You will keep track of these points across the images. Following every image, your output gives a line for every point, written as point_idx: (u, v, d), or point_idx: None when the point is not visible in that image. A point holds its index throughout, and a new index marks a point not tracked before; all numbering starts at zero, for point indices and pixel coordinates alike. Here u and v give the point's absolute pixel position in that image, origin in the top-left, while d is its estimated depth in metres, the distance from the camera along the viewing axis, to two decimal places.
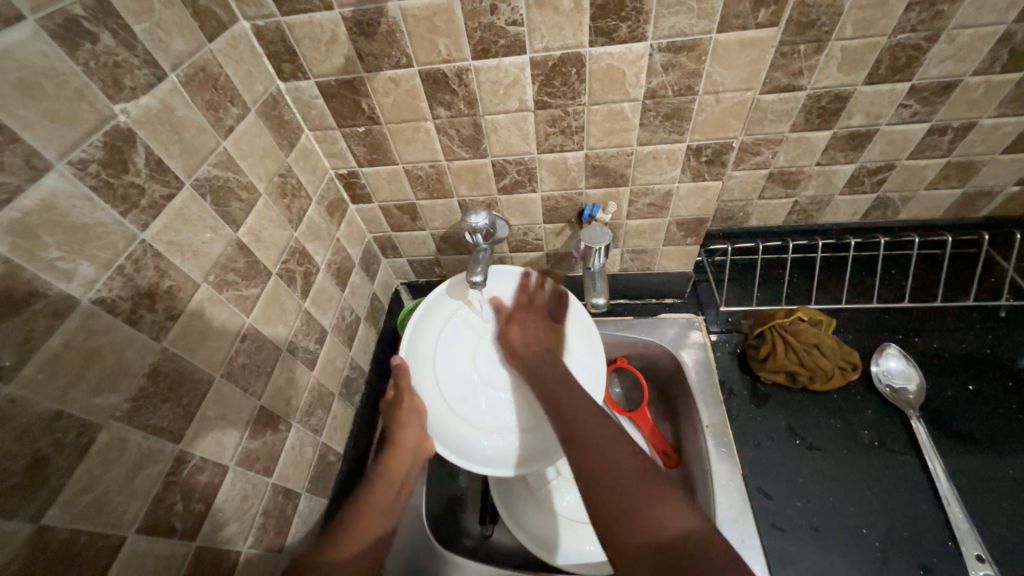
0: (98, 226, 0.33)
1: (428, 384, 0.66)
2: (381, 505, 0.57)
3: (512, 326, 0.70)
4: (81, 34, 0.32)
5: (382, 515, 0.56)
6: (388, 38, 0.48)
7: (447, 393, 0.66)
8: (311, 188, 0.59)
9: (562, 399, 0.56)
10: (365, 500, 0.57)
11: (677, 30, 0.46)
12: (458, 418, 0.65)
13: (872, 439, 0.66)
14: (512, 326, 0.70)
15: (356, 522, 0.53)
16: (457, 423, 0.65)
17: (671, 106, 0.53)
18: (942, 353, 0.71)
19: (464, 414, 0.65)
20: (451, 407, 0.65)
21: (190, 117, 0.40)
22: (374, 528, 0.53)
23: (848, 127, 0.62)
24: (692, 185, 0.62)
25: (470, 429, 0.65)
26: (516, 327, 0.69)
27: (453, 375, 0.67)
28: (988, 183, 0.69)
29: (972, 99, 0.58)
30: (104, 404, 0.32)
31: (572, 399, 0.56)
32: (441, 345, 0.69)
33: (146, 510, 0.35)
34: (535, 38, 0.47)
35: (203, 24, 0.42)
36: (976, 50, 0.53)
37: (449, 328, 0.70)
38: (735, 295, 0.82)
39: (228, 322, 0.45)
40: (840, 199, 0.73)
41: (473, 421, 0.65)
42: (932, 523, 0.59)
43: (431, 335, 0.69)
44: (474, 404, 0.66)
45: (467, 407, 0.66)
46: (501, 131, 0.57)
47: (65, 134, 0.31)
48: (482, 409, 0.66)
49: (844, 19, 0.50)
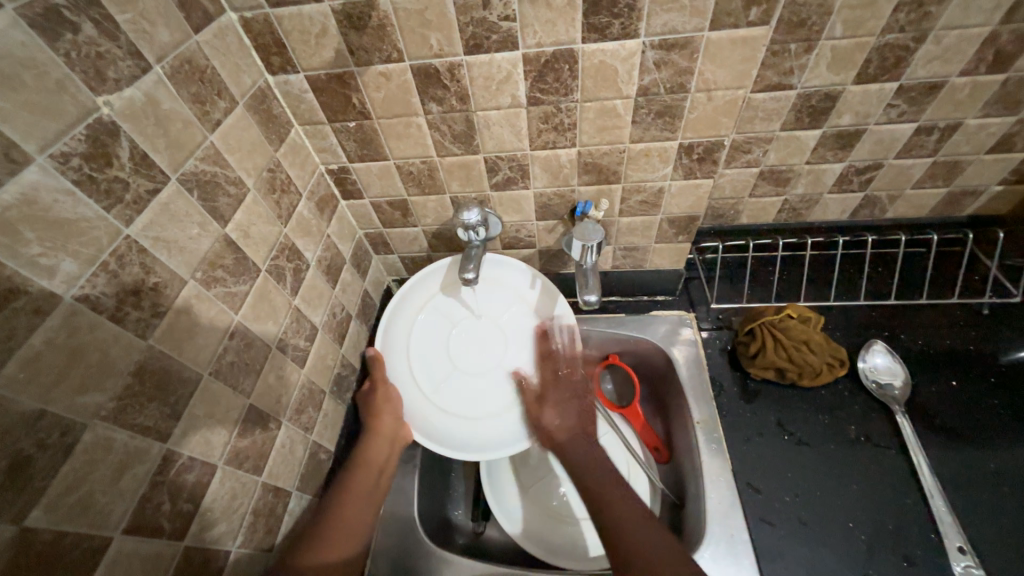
0: (81, 221, 0.32)
1: (405, 376, 0.66)
2: (361, 496, 0.57)
3: (545, 409, 0.64)
4: (62, 24, 0.31)
5: (363, 510, 0.56)
6: (379, 32, 0.47)
7: (422, 381, 0.66)
8: (301, 184, 0.58)
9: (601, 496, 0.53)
10: (344, 492, 0.56)
11: (669, 27, 0.46)
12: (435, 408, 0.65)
13: (859, 434, 0.67)
14: (546, 406, 0.64)
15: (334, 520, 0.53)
16: (437, 411, 0.65)
17: (663, 103, 0.53)
18: (927, 350, 0.73)
19: (443, 402, 0.65)
20: (425, 396, 0.65)
21: (176, 110, 0.40)
22: (354, 524, 0.54)
23: (837, 126, 0.62)
24: (683, 182, 0.63)
25: (447, 418, 0.64)
26: (546, 404, 0.64)
27: (429, 363, 0.67)
28: (973, 183, 0.70)
29: (958, 99, 0.59)
30: (89, 402, 0.32)
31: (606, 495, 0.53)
32: (415, 333, 0.68)
33: (133, 510, 0.35)
34: (528, 33, 0.47)
35: (190, 15, 0.41)
36: (962, 52, 0.54)
37: (423, 317, 0.70)
38: (725, 292, 0.83)
39: (216, 319, 0.44)
40: (829, 198, 0.74)
41: (449, 410, 0.65)
42: (916, 516, 0.60)
43: (405, 326, 0.69)
44: (453, 390, 0.66)
45: (446, 393, 0.65)
46: (494, 127, 0.57)
47: (46, 127, 0.30)
48: (456, 398, 0.65)
49: (835, 19, 0.50)
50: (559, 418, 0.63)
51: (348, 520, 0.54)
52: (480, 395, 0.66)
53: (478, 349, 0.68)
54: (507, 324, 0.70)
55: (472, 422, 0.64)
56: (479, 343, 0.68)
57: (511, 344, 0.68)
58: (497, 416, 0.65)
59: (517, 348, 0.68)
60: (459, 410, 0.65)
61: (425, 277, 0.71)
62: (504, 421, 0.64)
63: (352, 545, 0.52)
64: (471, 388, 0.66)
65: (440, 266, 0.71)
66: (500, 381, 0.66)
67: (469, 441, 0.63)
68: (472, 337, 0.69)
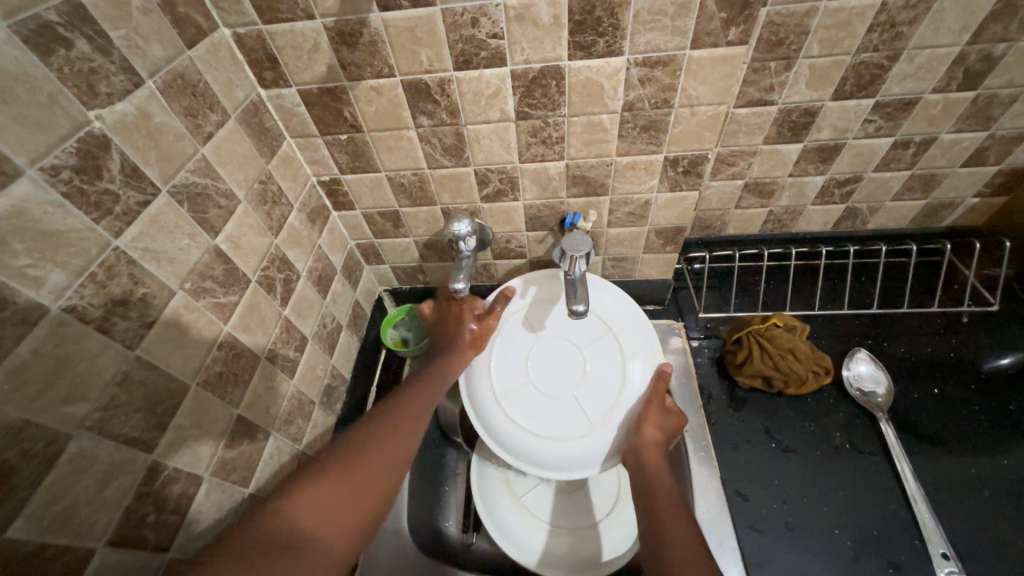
0: (70, 232, 0.32)
1: (482, 378, 0.68)
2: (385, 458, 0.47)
3: (647, 422, 0.61)
4: (56, 40, 0.31)
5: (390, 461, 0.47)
6: (370, 48, 0.48)
7: (496, 384, 0.67)
8: (293, 196, 0.59)
9: (662, 524, 0.49)
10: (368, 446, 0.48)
11: (652, 46, 0.48)
12: (502, 413, 0.65)
13: (844, 441, 0.68)
14: (647, 418, 0.61)
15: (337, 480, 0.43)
16: (500, 414, 0.65)
17: (648, 118, 0.54)
18: (910, 358, 0.74)
19: (509, 407, 0.66)
20: (495, 397, 0.66)
21: (167, 123, 0.40)
22: (387, 451, 0.48)
23: (817, 140, 0.64)
24: (669, 195, 0.64)
25: (507, 423, 0.65)
26: (650, 416, 0.61)
27: (506, 369, 0.68)
28: (950, 195, 0.72)
29: (932, 115, 0.61)
30: (73, 413, 0.32)
31: (667, 521, 0.49)
32: (501, 337, 0.70)
33: (117, 521, 0.35)
34: (516, 50, 0.48)
35: (183, 31, 0.42)
36: (934, 70, 0.56)
37: (513, 323, 0.71)
38: (713, 302, 0.84)
39: (204, 329, 0.44)
40: (812, 210, 0.76)
41: (512, 416, 0.65)
42: (900, 522, 0.61)
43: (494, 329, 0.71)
44: (520, 398, 0.66)
45: (514, 404, 0.66)
46: (483, 140, 0.58)
47: (37, 140, 0.30)
48: (522, 407, 0.65)
49: (811, 39, 0.52)
50: (655, 428, 0.60)
51: (390, 433, 0.50)
52: (546, 412, 0.65)
53: (555, 366, 0.68)
54: (590, 350, 0.68)
55: (528, 436, 0.64)
56: (560, 361, 0.68)
57: (589, 371, 0.67)
58: (555, 439, 0.63)
59: (593, 379, 0.66)
60: (521, 420, 0.65)
61: (519, 288, 0.73)
62: (561, 446, 0.63)
63: (389, 460, 0.47)
64: (539, 402, 0.65)
65: (522, 283, 0.73)
66: (568, 405, 0.65)
67: (522, 453, 0.64)
68: (552, 352, 0.69)
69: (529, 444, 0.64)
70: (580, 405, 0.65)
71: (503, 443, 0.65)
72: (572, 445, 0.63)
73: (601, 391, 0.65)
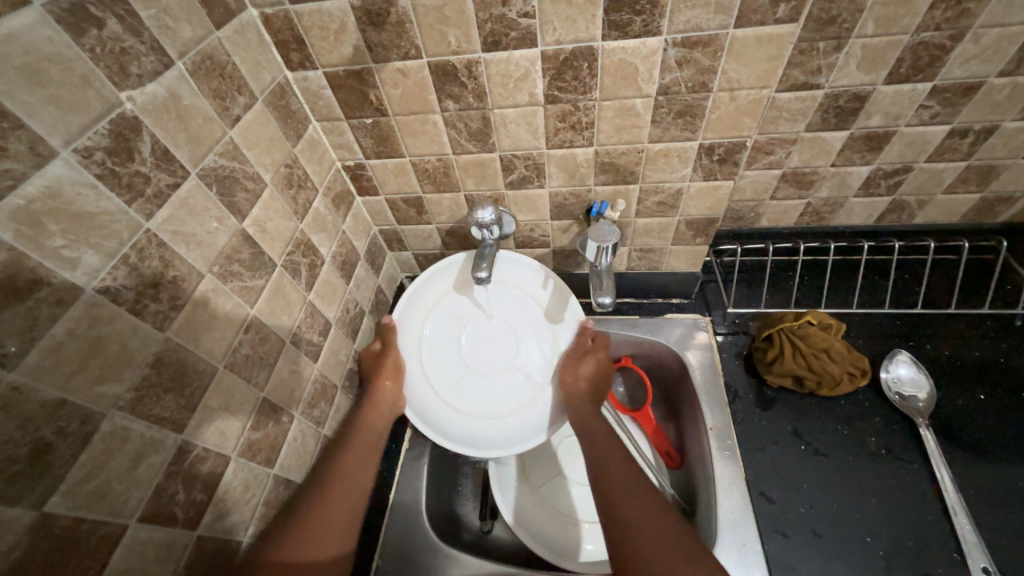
0: (102, 215, 0.32)
1: (416, 371, 0.65)
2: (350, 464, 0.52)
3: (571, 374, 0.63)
4: (87, 20, 0.31)
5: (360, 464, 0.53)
6: (397, 29, 0.47)
7: (433, 380, 0.65)
8: (318, 180, 0.59)
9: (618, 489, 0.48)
10: (331, 483, 0.49)
11: (693, 24, 0.45)
12: (447, 405, 0.64)
13: (880, 446, 0.65)
14: (572, 368, 0.63)
15: (313, 520, 0.46)
16: (447, 409, 0.64)
17: (684, 102, 0.52)
18: (953, 361, 0.70)
19: (455, 399, 0.64)
20: (435, 392, 0.64)
21: (196, 105, 0.40)
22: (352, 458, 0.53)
23: (865, 127, 0.60)
24: (703, 184, 0.61)
25: (454, 414, 0.64)
26: (574, 368, 0.63)
27: (441, 362, 0.66)
28: (1009, 189, 0.67)
29: (997, 100, 0.56)
30: (107, 393, 0.32)
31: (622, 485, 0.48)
32: (426, 330, 0.67)
33: (148, 499, 0.35)
34: (547, 31, 0.46)
35: (212, 11, 0.42)
36: (1002, 51, 0.51)
37: (435, 313, 0.68)
38: (743, 296, 0.81)
39: (232, 312, 0.44)
40: (855, 202, 0.71)
41: (457, 407, 0.64)
42: (938, 533, 0.58)
43: (416, 325, 0.67)
44: (462, 386, 0.65)
45: (457, 391, 0.65)
46: (510, 125, 0.56)
47: (71, 122, 0.30)
48: (466, 395, 0.65)
49: (866, 16, 0.49)
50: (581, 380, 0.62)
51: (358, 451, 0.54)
52: (489, 391, 0.65)
53: (489, 348, 0.66)
54: (518, 325, 0.67)
55: (481, 419, 0.64)
56: (489, 343, 0.67)
57: (522, 343, 0.66)
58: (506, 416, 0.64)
59: (528, 349, 0.66)
60: (466, 408, 0.64)
61: (435, 275, 0.68)
62: (512, 423, 0.64)
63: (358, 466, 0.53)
64: (480, 385, 0.65)
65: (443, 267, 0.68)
66: (509, 381, 0.65)
67: (478, 438, 0.64)
68: (481, 335, 0.67)
69: (481, 426, 0.64)
70: (520, 380, 0.65)
71: (460, 438, 0.64)
72: (523, 418, 0.64)
73: (538, 358, 0.66)
